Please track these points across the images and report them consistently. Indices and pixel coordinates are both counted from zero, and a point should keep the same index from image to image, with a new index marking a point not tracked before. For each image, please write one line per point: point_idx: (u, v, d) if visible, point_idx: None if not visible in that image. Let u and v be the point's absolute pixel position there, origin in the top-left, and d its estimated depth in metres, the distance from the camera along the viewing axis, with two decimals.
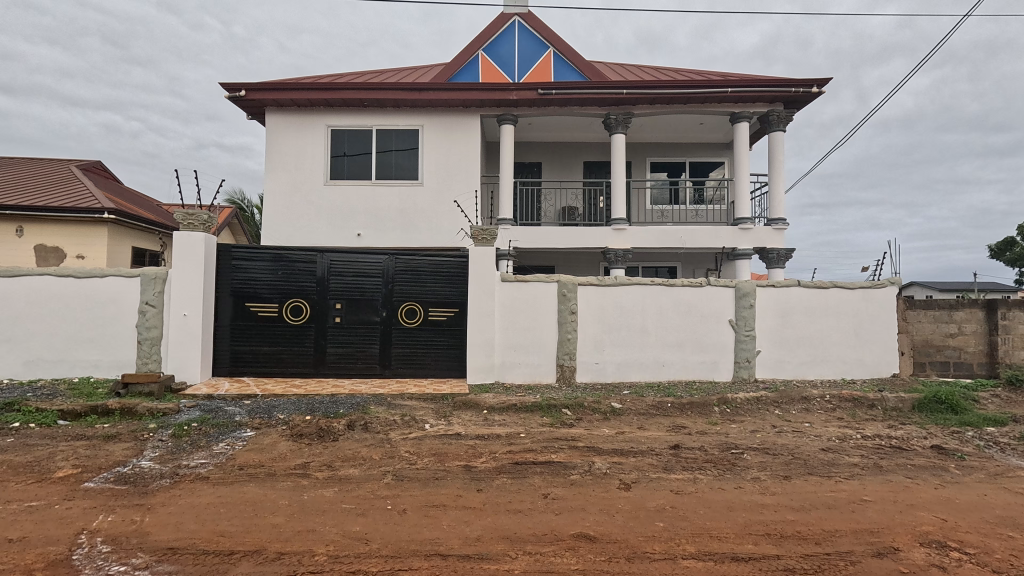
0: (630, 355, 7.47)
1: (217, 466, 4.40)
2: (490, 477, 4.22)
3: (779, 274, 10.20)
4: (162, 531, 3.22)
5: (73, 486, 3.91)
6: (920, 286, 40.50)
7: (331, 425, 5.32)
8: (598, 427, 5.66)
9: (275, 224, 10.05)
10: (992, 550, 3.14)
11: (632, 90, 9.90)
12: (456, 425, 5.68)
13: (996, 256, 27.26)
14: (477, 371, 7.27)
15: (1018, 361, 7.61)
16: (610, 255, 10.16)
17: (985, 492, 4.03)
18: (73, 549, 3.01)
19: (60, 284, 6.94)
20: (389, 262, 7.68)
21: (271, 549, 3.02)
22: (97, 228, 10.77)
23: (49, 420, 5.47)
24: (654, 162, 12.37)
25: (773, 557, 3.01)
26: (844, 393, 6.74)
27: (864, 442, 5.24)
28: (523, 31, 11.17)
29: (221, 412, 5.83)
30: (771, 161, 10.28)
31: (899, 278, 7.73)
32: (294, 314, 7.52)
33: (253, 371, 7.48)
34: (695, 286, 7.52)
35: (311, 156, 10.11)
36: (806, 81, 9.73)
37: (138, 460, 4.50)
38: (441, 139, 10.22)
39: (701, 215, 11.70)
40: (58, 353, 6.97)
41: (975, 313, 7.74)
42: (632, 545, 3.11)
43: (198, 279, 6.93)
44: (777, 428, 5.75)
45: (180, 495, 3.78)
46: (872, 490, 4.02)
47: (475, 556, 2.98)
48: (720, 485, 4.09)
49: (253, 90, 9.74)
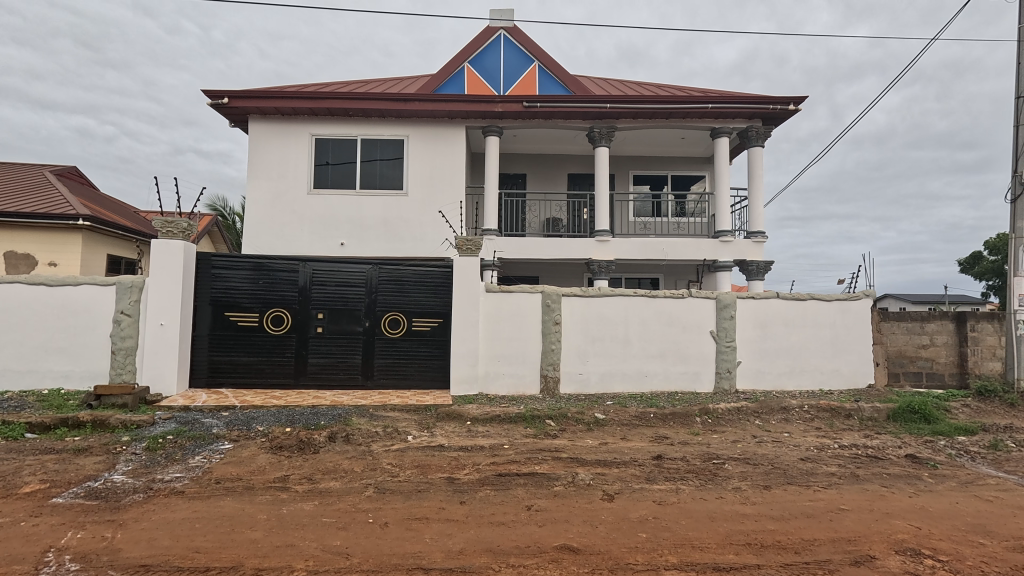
0: (613, 366, 7.51)
1: (194, 480, 4.29)
2: (473, 489, 4.19)
3: (759, 287, 10.42)
4: (134, 548, 3.12)
5: (40, 503, 3.77)
6: (896, 299, 41.56)
7: (311, 437, 5.23)
8: (581, 438, 5.69)
9: (256, 232, 9.92)
10: (964, 556, 3.22)
11: (615, 105, 10.07)
12: (439, 436, 5.63)
13: (965, 271, 28.32)
14: (461, 382, 7.24)
15: (986, 372, 7.89)
16: (594, 266, 10.26)
17: (958, 500, 4.13)
18: (40, 567, 2.90)
19: (32, 293, 6.73)
20: (373, 272, 7.64)
21: (248, 565, 2.95)
22: (71, 236, 10.51)
23: (16, 433, 5.28)
24: (637, 175, 12.61)
25: (754, 566, 3.05)
26: (822, 403, 6.85)
27: (842, 451, 5.35)
28: (508, 44, 11.30)
29: (198, 424, 5.69)
30: (750, 175, 10.53)
31: (874, 291, 7.93)
32: (275, 324, 7.41)
33: (232, 382, 7.33)
34: (677, 297, 7.62)
35: (295, 164, 10.04)
36: (783, 99, 9.99)
37: (110, 475, 4.36)
38: (426, 148, 10.24)
39: (683, 227, 11.93)
40: (28, 364, 6.75)
41: (946, 325, 7.98)
42: (615, 556, 3.11)
43: (175, 288, 6.80)
44: (757, 437, 5.83)
45: (154, 511, 3.66)
46: (849, 499, 4.10)
47: (459, 569, 2.95)
48: (702, 495, 4.13)
49: (236, 98, 9.65)
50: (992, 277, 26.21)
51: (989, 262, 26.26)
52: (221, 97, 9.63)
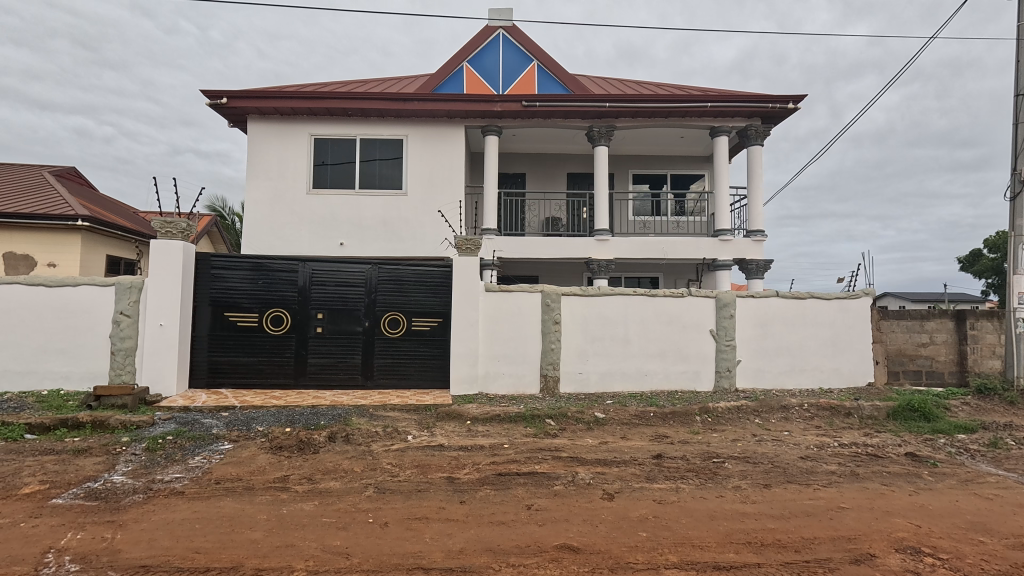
0: (613, 365, 7.51)
1: (193, 480, 4.28)
2: (473, 489, 4.19)
3: (758, 286, 10.42)
4: (134, 548, 3.12)
5: (40, 504, 3.76)
6: (895, 297, 41.56)
7: (311, 437, 5.22)
8: (581, 437, 5.69)
9: (256, 232, 9.91)
10: (964, 555, 3.22)
11: (615, 104, 10.05)
12: (439, 436, 5.63)
13: (964, 269, 28.34)
14: (461, 382, 7.24)
15: (985, 370, 7.90)
16: (594, 266, 10.25)
17: (958, 499, 4.14)
18: (40, 568, 2.91)
19: (31, 293, 6.73)
20: (372, 272, 7.63)
21: (248, 566, 2.95)
22: (70, 237, 10.50)
23: (16, 434, 5.28)
24: (636, 174, 12.61)
25: (754, 565, 3.05)
26: (822, 402, 6.85)
27: (841, 450, 5.35)
28: (507, 44, 11.29)
29: (198, 424, 5.69)
30: (750, 174, 10.52)
31: (873, 289, 7.92)
32: (274, 324, 7.40)
33: (232, 382, 7.33)
34: (677, 296, 7.61)
35: (294, 165, 10.04)
36: (783, 97, 9.98)
37: (110, 476, 4.36)
38: (425, 148, 10.23)
39: (682, 226, 11.94)
40: (27, 364, 6.74)
41: (946, 323, 7.98)
42: (615, 555, 3.12)
43: (174, 288, 6.80)
44: (757, 436, 5.83)
45: (153, 511, 3.66)
46: (849, 498, 4.10)
47: (458, 569, 2.95)
48: (702, 494, 4.12)
49: (235, 98, 9.63)
50: (991, 275, 26.29)
51: (989, 260, 26.21)
52: (220, 96, 9.61)
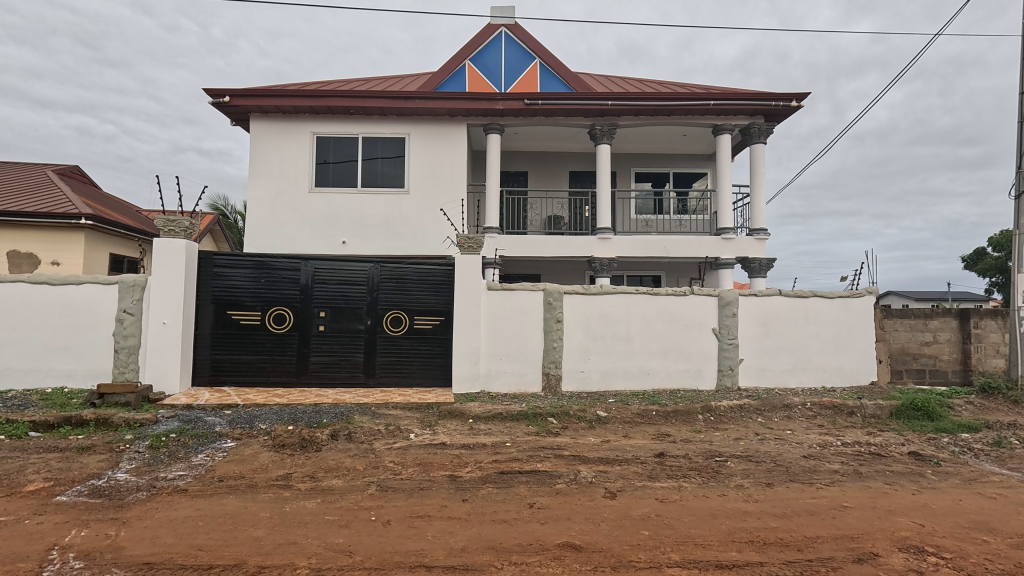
0: (614, 364, 7.50)
1: (196, 478, 4.30)
2: (476, 487, 4.19)
3: (760, 284, 10.40)
4: (138, 546, 3.13)
5: (44, 501, 3.78)
6: (898, 295, 41.42)
7: (314, 435, 5.24)
8: (583, 436, 5.69)
9: (258, 231, 9.94)
10: (967, 554, 3.21)
11: (617, 102, 10.02)
12: (441, 434, 5.64)
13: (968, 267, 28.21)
14: (463, 380, 7.23)
15: (989, 369, 7.88)
16: (596, 264, 10.23)
17: (961, 498, 4.12)
18: (44, 565, 2.92)
19: (35, 292, 6.75)
20: (374, 270, 7.64)
21: (250, 563, 2.95)
22: (73, 235, 10.53)
23: (20, 431, 5.31)
24: (639, 173, 12.58)
25: (756, 564, 3.04)
26: (824, 401, 6.83)
27: (844, 448, 5.34)
28: (509, 42, 11.27)
29: (200, 422, 5.70)
30: (753, 173, 10.49)
31: (876, 288, 7.90)
32: (277, 322, 7.42)
33: (234, 380, 7.36)
34: (679, 295, 7.59)
35: (296, 163, 10.04)
36: (786, 95, 9.94)
37: (114, 473, 4.38)
38: (426, 147, 10.22)
39: (684, 225, 11.92)
40: (31, 362, 6.77)
41: (949, 322, 7.94)
42: (617, 554, 3.11)
43: (177, 287, 6.81)
44: (759, 435, 5.81)
45: (157, 509, 3.68)
46: (852, 497, 4.09)
47: (461, 567, 2.95)
48: (705, 493, 4.12)
49: (238, 96, 9.64)
50: (995, 273, 26.20)
51: (993, 259, 26.11)
52: (222, 95, 9.62)
